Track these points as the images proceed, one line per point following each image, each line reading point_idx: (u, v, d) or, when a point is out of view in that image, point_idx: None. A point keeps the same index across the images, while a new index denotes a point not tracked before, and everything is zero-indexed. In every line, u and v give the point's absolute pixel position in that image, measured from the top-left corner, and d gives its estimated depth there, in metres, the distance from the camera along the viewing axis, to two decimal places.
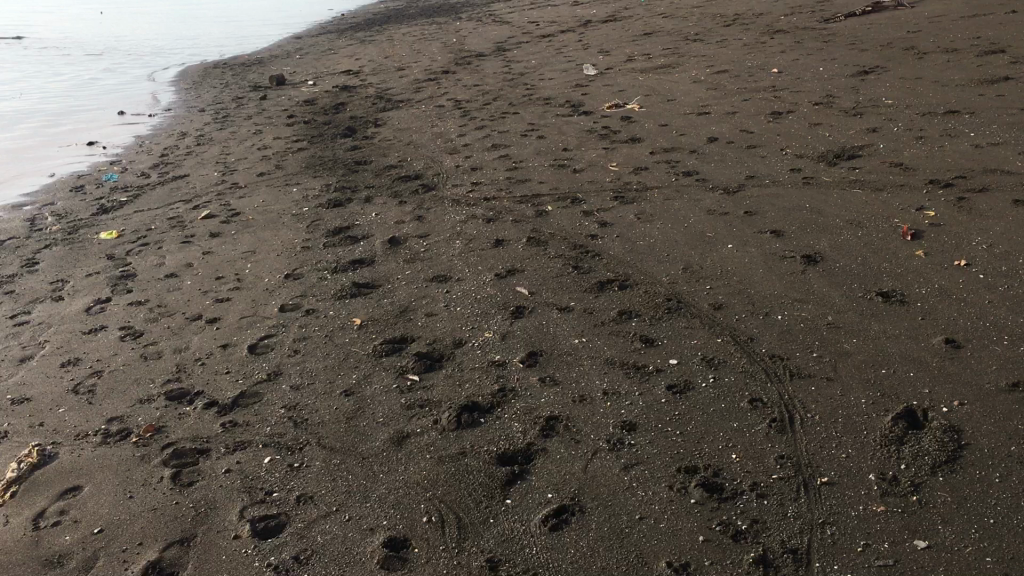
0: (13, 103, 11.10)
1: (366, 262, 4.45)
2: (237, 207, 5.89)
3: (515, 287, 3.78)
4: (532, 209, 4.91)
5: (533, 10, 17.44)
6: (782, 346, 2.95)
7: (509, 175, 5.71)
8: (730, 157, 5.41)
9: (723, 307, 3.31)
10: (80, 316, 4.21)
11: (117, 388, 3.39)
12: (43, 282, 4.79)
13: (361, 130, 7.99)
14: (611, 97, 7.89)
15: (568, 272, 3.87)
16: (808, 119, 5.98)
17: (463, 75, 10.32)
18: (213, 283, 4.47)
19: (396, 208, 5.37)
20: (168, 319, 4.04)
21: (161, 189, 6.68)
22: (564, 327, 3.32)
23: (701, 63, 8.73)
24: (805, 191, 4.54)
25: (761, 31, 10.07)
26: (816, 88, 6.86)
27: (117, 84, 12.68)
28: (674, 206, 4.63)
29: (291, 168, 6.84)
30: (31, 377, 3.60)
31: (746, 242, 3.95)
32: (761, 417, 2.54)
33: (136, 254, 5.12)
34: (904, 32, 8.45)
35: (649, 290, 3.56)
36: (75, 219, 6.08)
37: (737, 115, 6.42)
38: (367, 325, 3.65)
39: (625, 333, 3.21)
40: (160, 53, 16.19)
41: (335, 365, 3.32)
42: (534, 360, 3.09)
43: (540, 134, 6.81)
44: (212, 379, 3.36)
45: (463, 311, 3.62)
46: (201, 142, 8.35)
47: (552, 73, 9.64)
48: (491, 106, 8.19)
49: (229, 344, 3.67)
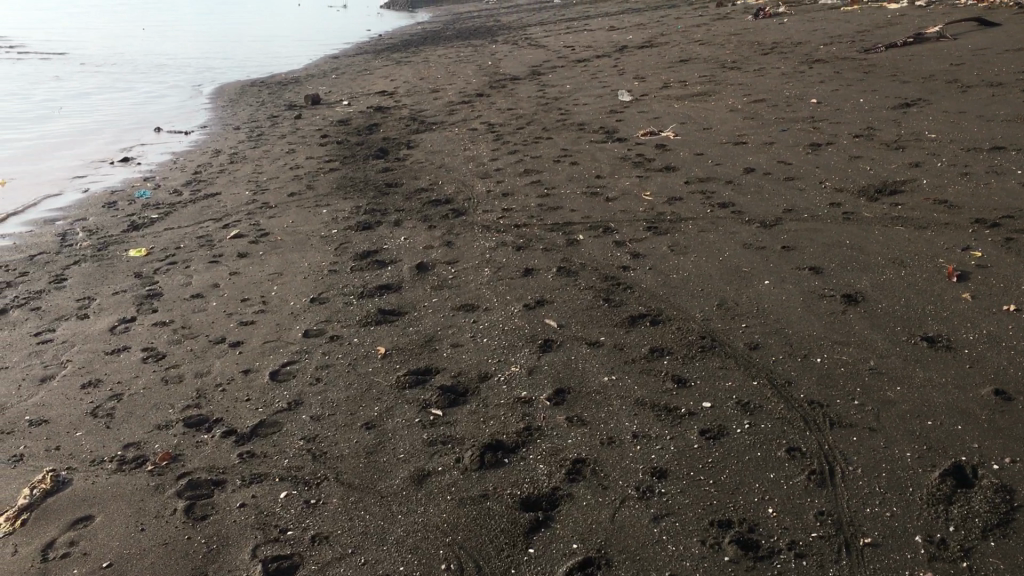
0: (54, 118, 11.23)
1: (392, 288, 4.37)
2: (266, 227, 5.86)
3: (544, 319, 3.69)
4: (563, 237, 4.82)
5: (569, 35, 17.45)
6: (822, 392, 2.83)
7: (541, 201, 5.63)
8: (767, 188, 5.30)
9: (758, 347, 3.20)
10: (104, 335, 4.18)
11: (135, 412, 3.33)
12: (70, 299, 4.77)
13: (393, 151, 7.96)
14: (646, 124, 7.81)
15: (599, 304, 3.77)
16: (847, 152, 5.85)
17: (497, 99, 10.29)
18: (238, 305, 4.42)
19: (425, 232, 5.31)
20: (191, 341, 4.00)
21: (192, 206, 6.67)
22: (594, 363, 3.22)
23: (738, 92, 8.62)
24: (846, 226, 4.42)
25: (799, 60, 9.94)
26: (856, 120, 6.73)
27: (154, 100, 12.80)
28: (709, 238, 4.52)
29: (322, 188, 6.81)
30: (51, 397, 3.56)
31: (784, 279, 3.84)
32: (800, 468, 2.43)
33: (163, 272, 5.10)
34: (947, 65, 8.30)
35: (682, 326, 3.45)
36: (106, 235, 6.08)
37: (774, 146, 6.30)
38: (392, 354, 3.57)
39: (656, 371, 3.10)
40: (198, 70, 16.37)
41: (357, 396, 3.24)
42: (562, 397, 2.98)
43: (573, 160, 6.73)
44: (231, 406, 3.29)
45: (490, 343, 3.53)
46: (235, 160, 8.36)
47: (587, 98, 9.58)
48: (524, 130, 8.14)
49: (251, 369, 3.60)
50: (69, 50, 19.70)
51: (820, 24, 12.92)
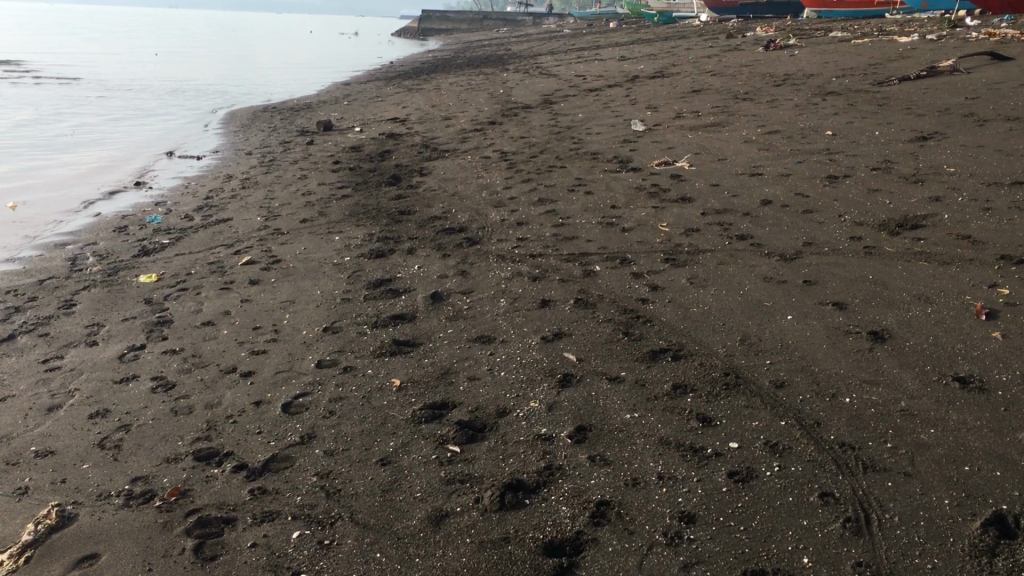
0: (67, 141, 11.25)
1: (406, 318, 4.30)
2: (278, 253, 5.81)
3: (563, 353, 3.61)
4: (579, 268, 4.76)
5: (581, 64, 17.50)
6: (852, 433, 2.74)
7: (556, 231, 5.57)
8: (786, 221, 5.22)
9: (785, 385, 3.11)
10: (112, 363, 4.11)
11: (144, 445, 3.26)
12: (79, 325, 4.71)
13: (406, 178, 7.92)
14: (660, 154, 7.76)
15: (618, 338, 3.69)
16: (866, 184, 5.78)
17: (510, 127, 10.27)
18: (249, 333, 4.35)
19: (439, 261, 5.25)
20: (201, 370, 3.92)
21: (204, 231, 6.63)
22: (615, 400, 3.14)
23: (752, 123, 8.58)
24: (868, 260, 4.33)
25: (812, 92, 9.91)
26: (873, 153, 6.66)
27: (167, 125, 12.82)
28: (728, 271, 4.45)
29: (334, 215, 6.77)
30: (58, 427, 3.49)
31: (807, 314, 3.75)
32: (834, 515, 2.34)
33: (174, 299, 5.04)
34: (962, 98, 8.25)
35: (704, 362, 3.37)
36: (116, 260, 6.04)
37: (791, 178, 6.24)
38: (407, 387, 3.49)
39: (679, 409, 3.01)
40: (210, 95, 16.44)
41: (372, 430, 3.16)
42: (583, 435, 2.90)
43: (587, 189, 6.68)
44: (242, 439, 3.21)
45: (507, 377, 3.45)
46: (246, 186, 8.33)
47: (600, 127, 9.54)
48: (537, 159, 8.09)
49: (262, 401, 3.53)
50: (84, 75, 19.84)
51: (832, 57, 12.92)
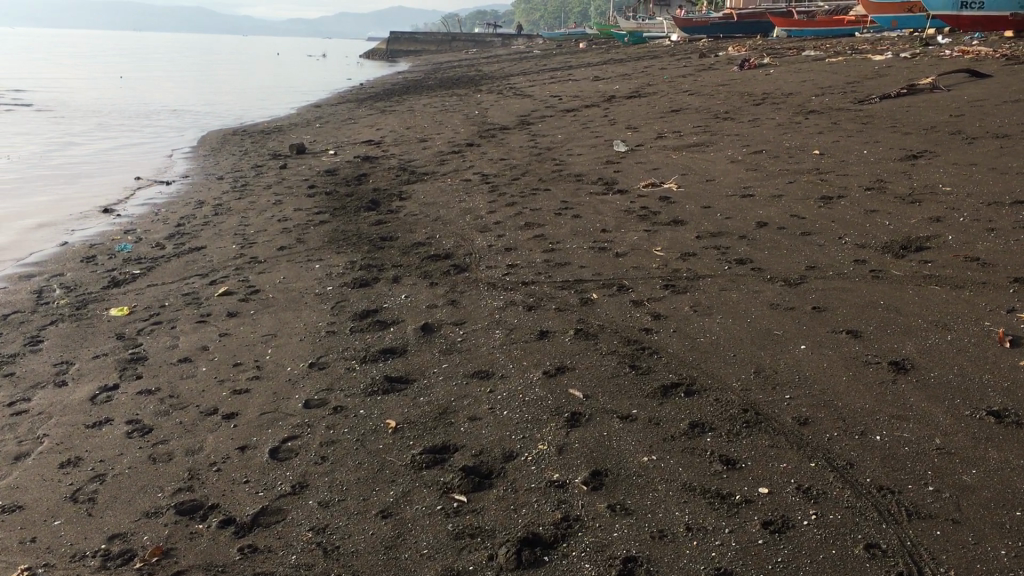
0: (29, 169, 10.88)
1: (397, 352, 4.08)
2: (257, 283, 5.56)
3: (568, 389, 3.41)
4: (575, 296, 4.57)
5: (555, 85, 17.41)
6: (889, 475, 2.56)
7: (547, 257, 5.38)
8: (785, 244, 5.07)
9: (809, 422, 2.92)
10: (83, 406, 3.84)
11: (120, 498, 3.01)
12: (47, 363, 4.43)
13: (385, 203, 7.71)
14: (646, 175, 7.61)
15: (625, 372, 3.50)
16: (862, 205, 5.65)
17: (489, 149, 10.09)
18: (229, 370, 4.11)
19: (427, 290, 5.03)
20: (180, 413, 3.67)
21: (177, 261, 6.36)
22: (629, 441, 2.94)
23: (736, 143, 8.47)
24: (876, 285, 4.18)
25: (794, 111, 9.84)
26: (864, 172, 6.55)
27: (135, 150, 12.49)
28: (732, 298, 4.28)
29: (313, 242, 6.54)
30: (25, 478, 3.22)
31: (821, 342, 3.58)
32: (884, 570, 2.16)
33: (147, 333, 4.78)
34: (947, 116, 8.19)
35: (720, 398, 3.18)
36: (85, 292, 5.76)
37: (783, 199, 6.10)
38: (404, 429, 3.27)
39: (699, 450, 2.82)
40: (178, 120, 16.12)
41: (369, 478, 2.93)
42: (599, 482, 2.70)
43: (575, 212, 6.51)
44: (227, 490, 2.97)
45: (511, 416, 3.24)
46: (219, 212, 8.06)
47: (581, 148, 9.40)
48: (520, 182, 7.91)
49: (247, 446, 3.29)
50: (48, 100, 19.41)
51: (808, 75, 12.87)
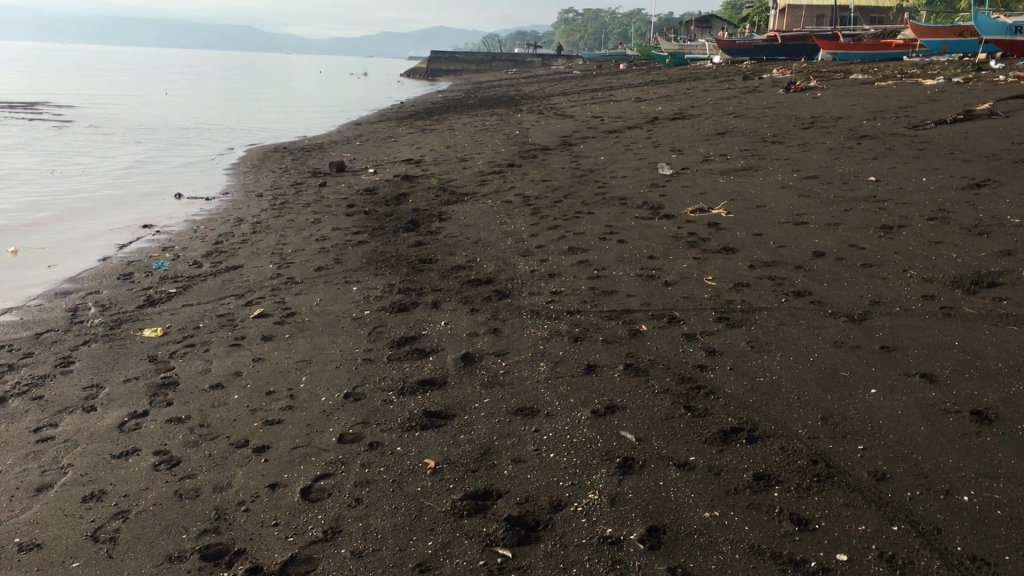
0: (71, 184, 10.87)
1: (436, 383, 3.88)
2: (293, 306, 5.40)
3: (619, 430, 3.19)
4: (623, 328, 4.34)
5: (597, 105, 17.23)
6: (984, 544, 2.33)
7: (592, 284, 5.17)
8: (845, 276, 4.82)
9: (886, 479, 2.70)
10: (112, 433, 3.68)
11: (143, 539, 2.82)
12: (77, 386, 4.29)
13: (425, 224, 7.54)
14: (692, 200, 7.37)
15: (680, 414, 3.27)
16: (925, 236, 5.38)
17: (530, 170, 9.91)
18: (262, 399, 3.93)
19: (467, 317, 4.84)
20: (210, 445, 3.49)
21: (213, 280, 6.23)
22: (688, 493, 2.71)
23: (786, 167, 8.21)
24: (947, 323, 3.93)
25: (845, 136, 9.56)
26: (925, 201, 6.27)
27: (176, 166, 12.48)
28: (791, 334, 4.04)
29: (351, 263, 6.38)
30: (46, 512, 3.05)
31: (892, 388, 3.34)
32: None
33: (180, 356, 4.63)
34: (1009, 143, 7.87)
35: (786, 446, 2.95)
36: (119, 311, 5.63)
37: (841, 227, 5.84)
38: (443, 470, 3.06)
39: (767, 507, 2.59)
40: (219, 137, 16.14)
41: (406, 525, 2.73)
42: (658, 540, 2.48)
43: (620, 237, 6.29)
44: (255, 534, 2.78)
45: (558, 460, 3.02)
46: (257, 230, 7.95)
47: (625, 171, 9.18)
48: (563, 204, 7.71)
49: (278, 484, 3.10)
50: (92, 116, 19.58)
51: (858, 99, 12.55)
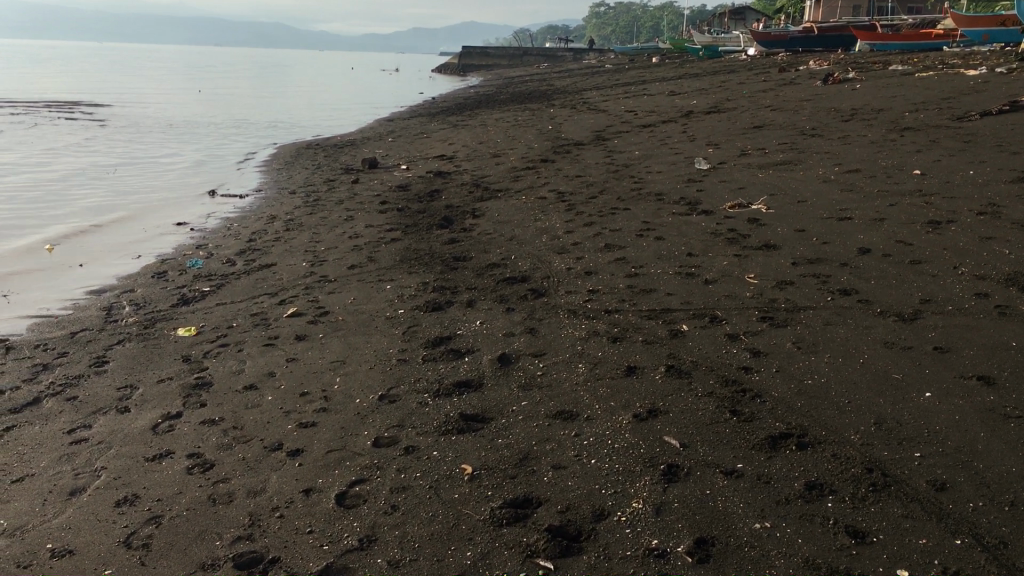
0: (105, 182, 10.92)
1: (472, 385, 3.80)
2: (327, 304, 5.35)
3: (662, 435, 3.09)
4: (663, 327, 4.23)
5: (631, 99, 17.07)
6: None
7: (630, 282, 5.06)
8: (892, 273, 4.68)
9: (946, 488, 2.57)
10: (145, 435, 3.64)
11: (176, 546, 2.77)
12: (110, 386, 4.27)
13: (459, 220, 7.46)
14: (731, 195, 7.23)
15: (725, 419, 3.16)
16: (975, 232, 5.23)
17: (564, 165, 9.81)
18: (295, 400, 3.87)
19: (503, 316, 4.75)
20: (244, 447, 3.44)
21: (247, 279, 6.20)
22: (737, 503, 2.60)
23: (827, 161, 8.04)
24: (1002, 323, 3.79)
25: (887, 128, 9.35)
26: (973, 195, 6.10)
27: (209, 164, 12.50)
28: (838, 335, 3.91)
29: (385, 260, 6.32)
30: (79, 517, 3.01)
31: (948, 391, 3.21)
32: None
33: (213, 356, 4.59)
34: None
35: (838, 454, 2.83)
36: (153, 310, 5.62)
37: (886, 223, 5.69)
38: (481, 475, 2.98)
39: (821, 518, 2.48)
40: (251, 133, 16.16)
41: (443, 534, 2.65)
42: (706, 552, 2.38)
43: (658, 234, 6.17)
44: (290, 541, 2.72)
45: (600, 466, 2.92)
46: (290, 227, 7.93)
47: (660, 166, 9.05)
48: (598, 200, 7.60)
49: (312, 489, 3.03)
50: (127, 113, 19.74)
51: (898, 91, 12.30)
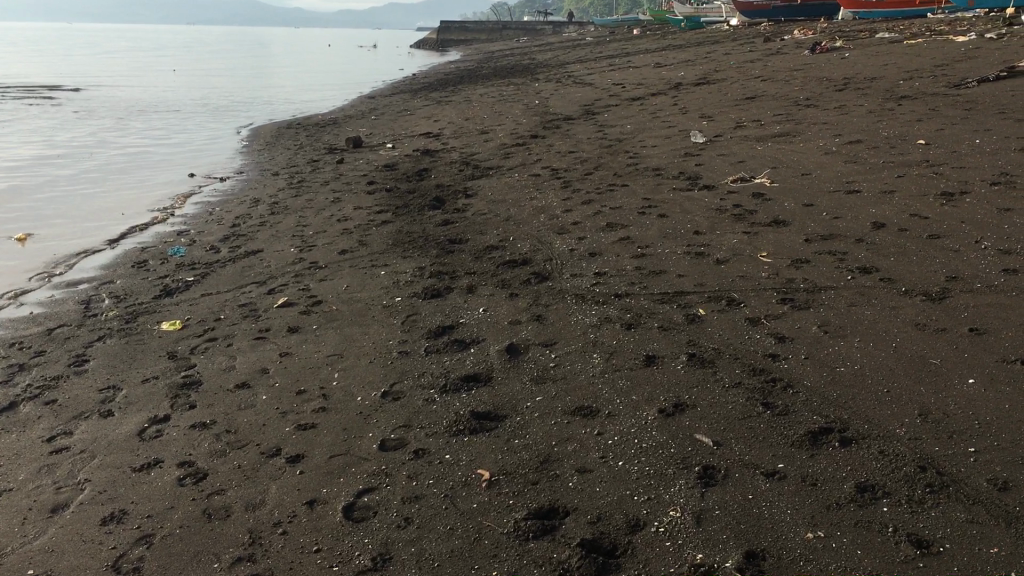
0: (79, 168, 10.53)
1: (481, 379, 3.57)
2: (320, 293, 5.10)
3: (694, 433, 2.87)
4: (679, 312, 4.01)
5: (616, 72, 16.77)
6: None
7: (638, 263, 4.83)
8: (911, 249, 4.48)
9: (1010, 488, 2.36)
10: (131, 443, 3.39)
11: (170, 569, 2.53)
12: (92, 388, 4.00)
13: (451, 200, 7.20)
14: (731, 169, 7.00)
15: (759, 413, 2.95)
16: (991, 203, 5.03)
17: (554, 140, 9.54)
18: (292, 400, 3.62)
19: (507, 302, 4.51)
20: (239, 454, 3.19)
21: (232, 267, 5.93)
22: (785, 509, 2.40)
23: (826, 131, 7.83)
24: None
25: (883, 97, 9.13)
26: (983, 164, 5.90)
27: (186, 147, 12.09)
28: (866, 316, 3.71)
29: (377, 244, 6.06)
30: (63, 538, 2.76)
31: (994, 377, 3.01)
32: None
33: (200, 353, 4.33)
34: None
35: (888, 450, 2.62)
36: (135, 303, 5.34)
37: (896, 195, 5.49)
38: (500, 481, 2.76)
39: (880, 525, 2.28)
40: (227, 114, 15.73)
41: (464, 550, 2.43)
42: (758, 569, 2.17)
43: (660, 211, 5.94)
44: (296, 562, 2.48)
45: (630, 469, 2.70)
46: (275, 210, 7.64)
47: (654, 140, 8.80)
48: (594, 176, 7.36)
49: (316, 501, 2.80)
50: (99, 97, 19.16)
51: (890, 58, 12.08)
